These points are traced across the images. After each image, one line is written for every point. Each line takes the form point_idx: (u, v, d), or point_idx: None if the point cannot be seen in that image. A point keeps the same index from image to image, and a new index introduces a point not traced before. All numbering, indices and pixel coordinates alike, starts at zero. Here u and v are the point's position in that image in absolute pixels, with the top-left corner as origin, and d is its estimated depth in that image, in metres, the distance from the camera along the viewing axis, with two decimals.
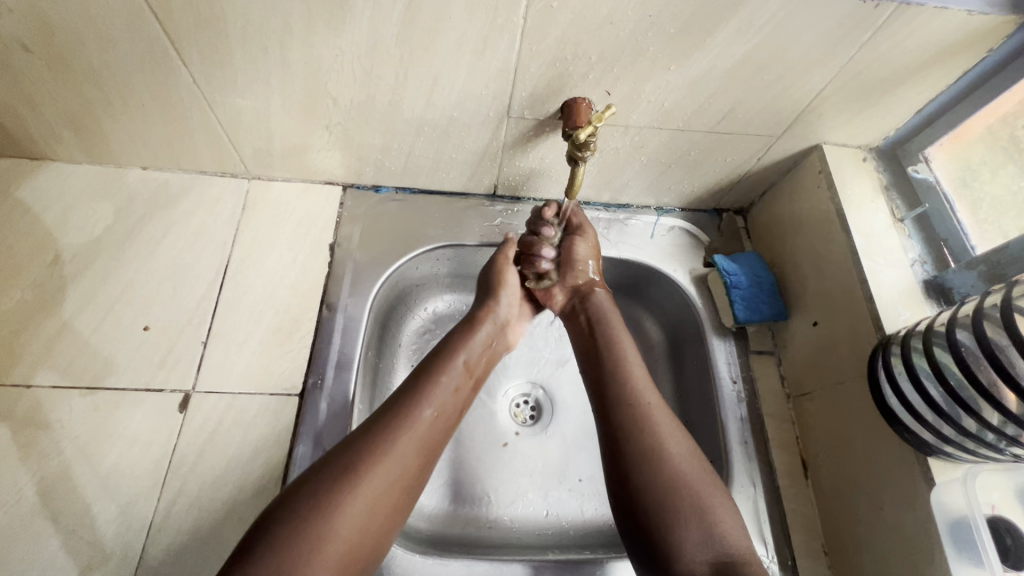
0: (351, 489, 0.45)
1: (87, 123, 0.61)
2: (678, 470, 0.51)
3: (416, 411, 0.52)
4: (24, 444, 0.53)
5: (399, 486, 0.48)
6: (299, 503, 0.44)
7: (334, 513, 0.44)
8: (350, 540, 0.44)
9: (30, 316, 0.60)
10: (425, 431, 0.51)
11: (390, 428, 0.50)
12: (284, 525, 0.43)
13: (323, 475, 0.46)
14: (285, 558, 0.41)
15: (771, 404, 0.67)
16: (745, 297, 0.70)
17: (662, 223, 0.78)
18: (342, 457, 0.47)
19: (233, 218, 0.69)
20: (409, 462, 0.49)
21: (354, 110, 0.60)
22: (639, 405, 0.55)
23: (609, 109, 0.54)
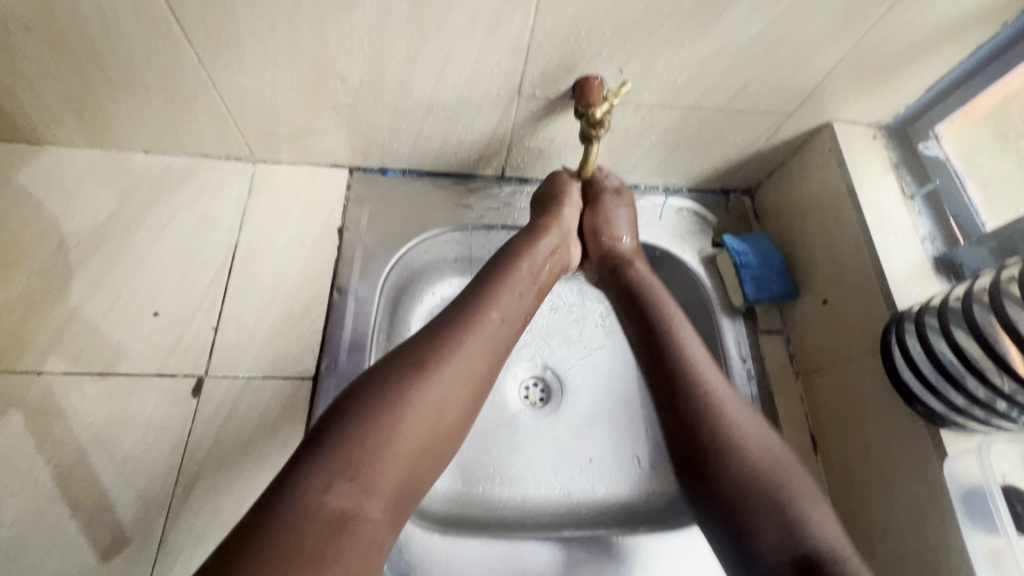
0: (415, 391, 0.42)
1: (89, 105, 0.60)
2: (744, 437, 0.48)
3: (483, 312, 0.49)
4: (38, 430, 0.53)
5: (467, 393, 0.45)
6: (357, 406, 0.41)
7: (397, 413, 0.41)
8: (417, 440, 0.41)
9: (38, 303, 0.59)
10: (489, 339, 0.48)
11: (458, 326, 0.47)
12: (342, 424, 0.40)
13: (384, 374, 0.43)
14: (354, 453, 0.38)
15: (780, 382, 0.68)
16: (755, 275, 0.70)
17: (670, 204, 0.78)
18: (405, 356, 0.44)
19: (240, 202, 0.68)
20: (477, 366, 0.46)
21: (362, 90, 0.59)
22: (699, 372, 0.51)
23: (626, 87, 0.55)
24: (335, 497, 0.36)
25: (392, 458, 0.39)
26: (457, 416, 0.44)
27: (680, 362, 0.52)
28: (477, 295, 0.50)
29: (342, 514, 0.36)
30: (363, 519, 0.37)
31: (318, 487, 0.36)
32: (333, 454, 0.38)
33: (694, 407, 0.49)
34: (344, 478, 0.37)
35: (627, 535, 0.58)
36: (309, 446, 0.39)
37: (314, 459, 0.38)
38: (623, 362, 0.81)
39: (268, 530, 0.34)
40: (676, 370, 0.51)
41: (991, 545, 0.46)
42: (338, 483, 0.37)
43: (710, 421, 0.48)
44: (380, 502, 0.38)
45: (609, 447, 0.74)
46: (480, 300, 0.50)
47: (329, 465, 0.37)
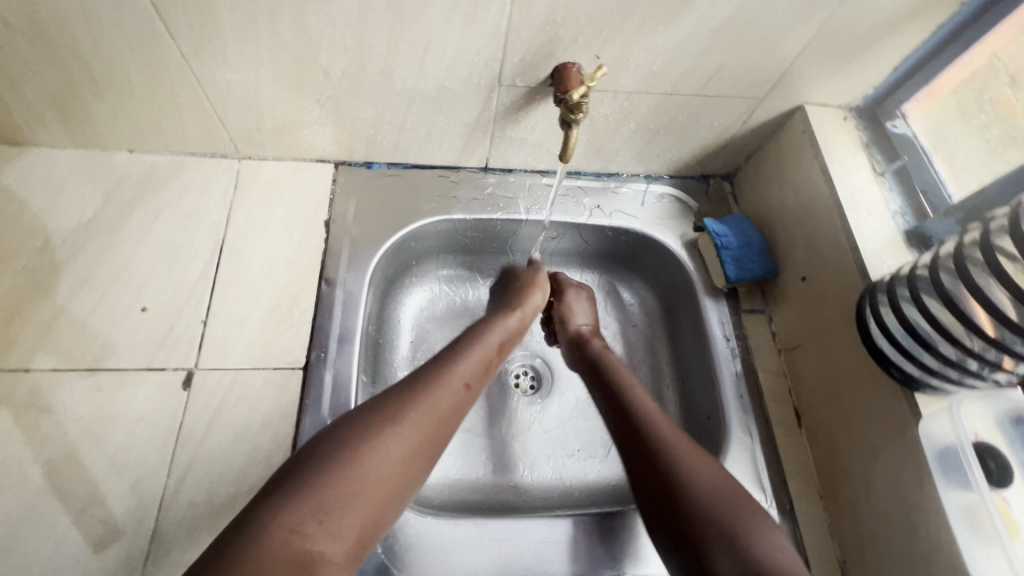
0: (379, 440, 0.42)
1: (72, 104, 0.60)
2: (702, 467, 0.49)
3: (451, 371, 0.50)
4: (27, 426, 0.53)
5: (428, 446, 0.45)
6: (326, 449, 0.41)
7: (361, 460, 0.41)
8: (378, 486, 0.41)
9: (24, 301, 0.59)
10: (456, 394, 0.49)
11: (426, 382, 0.48)
12: (314, 461, 0.41)
13: (355, 420, 0.44)
14: (317, 496, 0.38)
15: (764, 360, 0.70)
16: (735, 257, 0.71)
17: (651, 190, 0.80)
18: (375, 404, 0.45)
19: (226, 197, 0.68)
20: (444, 419, 0.47)
21: (345, 82, 0.60)
22: (653, 417, 0.54)
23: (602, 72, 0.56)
24: (302, 539, 0.36)
25: (355, 507, 0.39)
26: (421, 464, 0.44)
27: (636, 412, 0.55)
28: (446, 357, 0.53)
29: (306, 554, 0.36)
30: (324, 560, 0.37)
31: (285, 527, 0.36)
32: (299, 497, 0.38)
33: (653, 447, 0.51)
34: (313, 520, 0.37)
35: (620, 513, 0.59)
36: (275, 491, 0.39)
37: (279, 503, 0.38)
38: None
39: (226, 567, 0.34)
40: (634, 420, 0.54)
41: (964, 501, 0.47)
42: (302, 524, 0.37)
43: (669, 455, 0.50)
44: (342, 543, 0.38)
45: (600, 432, 0.75)
46: (445, 360, 0.52)
47: (293, 507, 0.38)
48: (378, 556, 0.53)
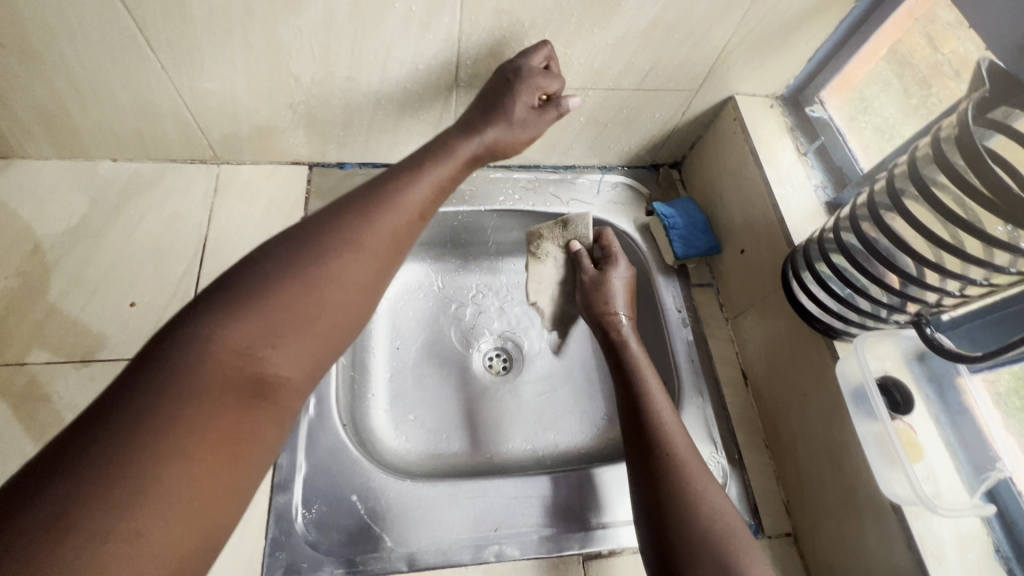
0: (327, 261, 0.42)
1: (58, 117, 0.65)
2: (702, 494, 0.51)
3: (409, 195, 0.50)
4: (26, 413, 0.57)
5: (380, 266, 0.46)
6: (269, 264, 0.41)
7: (310, 280, 0.41)
8: (330, 305, 0.42)
9: (17, 302, 0.63)
10: (402, 220, 0.48)
11: (380, 202, 0.48)
12: (266, 270, 0.40)
13: (302, 238, 0.43)
14: (266, 313, 0.39)
15: (713, 327, 0.76)
16: (682, 236, 0.78)
17: (606, 180, 0.87)
18: (325, 229, 0.44)
19: (207, 199, 0.73)
20: (397, 239, 0.48)
21: (314, 87, 0.65)
22: (661, 425, 0.57)
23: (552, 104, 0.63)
24: (251, 356, 0.37)
25: (308, 334, 0.40)
26: (372, 283, 0.45)
27: (646, 418, 0.58)
28: (400, 176, 0.51)
29: (254, 372, 0.37)
30: (282, 382, 0.39)
31: (231, 346, 0.37)
32: (241, 312, 0.38)
33: (661, 471, 0.53)
34: (262, 337, 0.38)
35: (585, 470, 0.64)
36: (214, 295, 0.39)
37: (217, 320, 0.37)
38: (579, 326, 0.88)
39: (158, 389, 0.34)
40: (647, 442, 0.56)
41: (872, 431, 0.53)
42: (247, 341, 0.37)
43: (675, 466, 0.53)
44: (297, 368, 0.40)
45: (569, 403, 0.81)
46: (395, 185, 0.50)
47: (241, 319, 0.38)
48: (361, 515, 0.58)
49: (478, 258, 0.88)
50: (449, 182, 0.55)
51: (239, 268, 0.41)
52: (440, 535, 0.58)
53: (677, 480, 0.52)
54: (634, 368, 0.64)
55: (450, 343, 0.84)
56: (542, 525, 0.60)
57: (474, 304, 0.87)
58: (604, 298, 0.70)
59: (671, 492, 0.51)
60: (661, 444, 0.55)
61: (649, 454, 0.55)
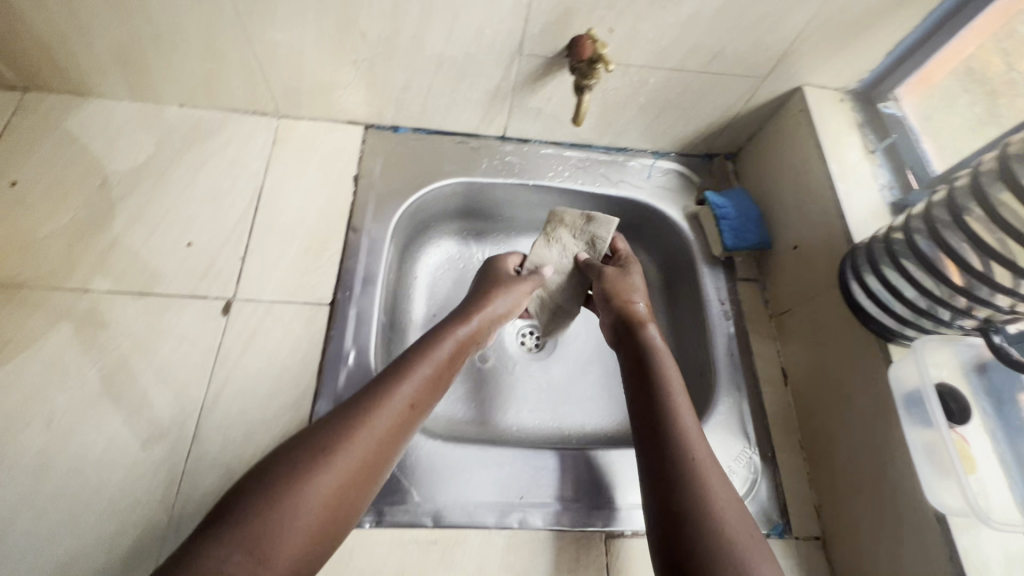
0: (372, 411, 0.49)
1: (134, 57, 0.67)
2: (720, 496, 0.47)
3: (394, 393, 0.51)
4: (86, 336, 0.60)
5: (362, 477, 0.47)
6: (261, 491, 0.42)
7: (291, 508, 0.42)
8: (314, 525, 0.43)
9: (83, 231, 0.66)
10: (427, 382, 0.55)
11: (367, 406, 0.49)
12: (252, 495, 0.42)
13: (288, 461, 0.45)
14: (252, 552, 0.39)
15: (755, 323, 0.74)
16: (733, 227, 0.76)
17: (658, 166, 0.85)
18: (317, 437, 0.47)
19: (265, 150, 0.75)
20: (425, 389, 0.54)
21: (380, 45, 0.65)
22: (682, 424, 0.52)
23: (611, 70, 0.59)
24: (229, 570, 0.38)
25: (286, 546, 0.41)
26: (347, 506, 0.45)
27: (665, 414, 0.53)
28: (426, 347, 0.57)
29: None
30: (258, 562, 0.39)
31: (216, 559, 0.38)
32: (228, 543, 0.39)
33: (677, 466, 0.49)
34: (243, 552, 0.39)
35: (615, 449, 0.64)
36: (219, 521, 0.41)
37: (237, 520, 0.41)
38: None
39: None
40: (661, 438, 0.52)
41: (926, 438, 0.51)
42: (231, 555, 0.39)
43: (693, 467, 0.49)
44: None
45: (599, 386, 0.81)
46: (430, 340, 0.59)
47: (232, 550, 0.39)
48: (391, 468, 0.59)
49: (521, 234, 0.88)
50: (437, 378, 0.56)
51: (250, 482, 0.43)
52: (466, 495, 0.59)
53: (693, 478, 0.48)
54: (655, 358, 0.60)
55: None
56: (567, 498, 0.60)
57: None
58: (621, 288, 0.68)
59: (687, 491, 0.47)
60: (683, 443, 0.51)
61: (665, 450, 0.51)
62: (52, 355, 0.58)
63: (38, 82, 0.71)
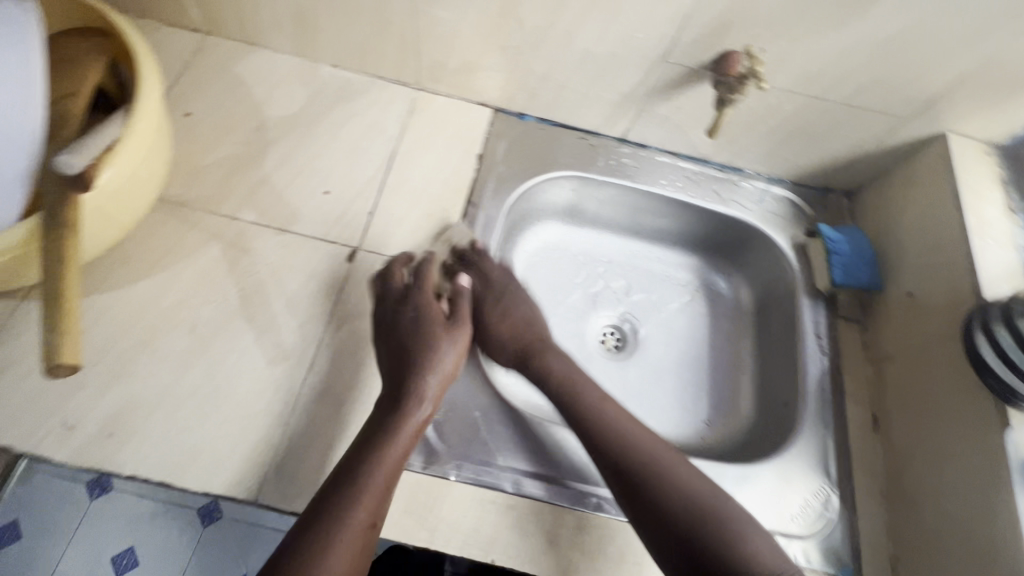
0: (370, 469, 0.51)
1: (309, 16, 0.73)
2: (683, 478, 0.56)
3: (391, 443, 0.53)
4: (232, 258, 0.66)
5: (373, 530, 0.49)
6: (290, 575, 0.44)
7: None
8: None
9: (239, 166, 0.72)
10: (417, 429, 0.56)
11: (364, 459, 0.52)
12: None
13: (303, 542, 0.46)
14: None
15: (852, 364, 0.73)
16: (844, 263, 0.75)
17: (771, 191, 0.84)
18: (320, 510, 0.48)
19: (402, 118, 0.80)
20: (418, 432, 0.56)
21: (532, 34, 0.69)
22: (628, 441, 0.58)
23: (764, 87, 0.62)
24: None
25: None
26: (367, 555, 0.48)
27: (615, 426, 0.60)
28: (401, 392, 0.57)
29: None
30: None
31: None
32: None
33: (638, 467, 0.57)
34: None
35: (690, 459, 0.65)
36: None
37: None
38: (698, 329, 0.88)
39: None
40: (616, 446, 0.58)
41: None
42: None
43: (663, 481, 0.55)
44: None
45: (671, 396, 0.83)
46: (415, 377, 0.58)
47: None
48: (479, 432, 0.62)
49: (617, 236, 0.91)
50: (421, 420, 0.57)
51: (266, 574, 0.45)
52: (544, 468, 0.62)
53: (652, 470, 0.56)
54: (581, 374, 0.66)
55: (571, 308, 0.88)
56: None
57: (603, 279, 0.90)
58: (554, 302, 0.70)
59: (651, 483, 0.55)
60: (645, 465, 0.57)
61: (627, 471, 0.57)
62: (202, 270, 0.65)
63: (220, 28, 0.79)
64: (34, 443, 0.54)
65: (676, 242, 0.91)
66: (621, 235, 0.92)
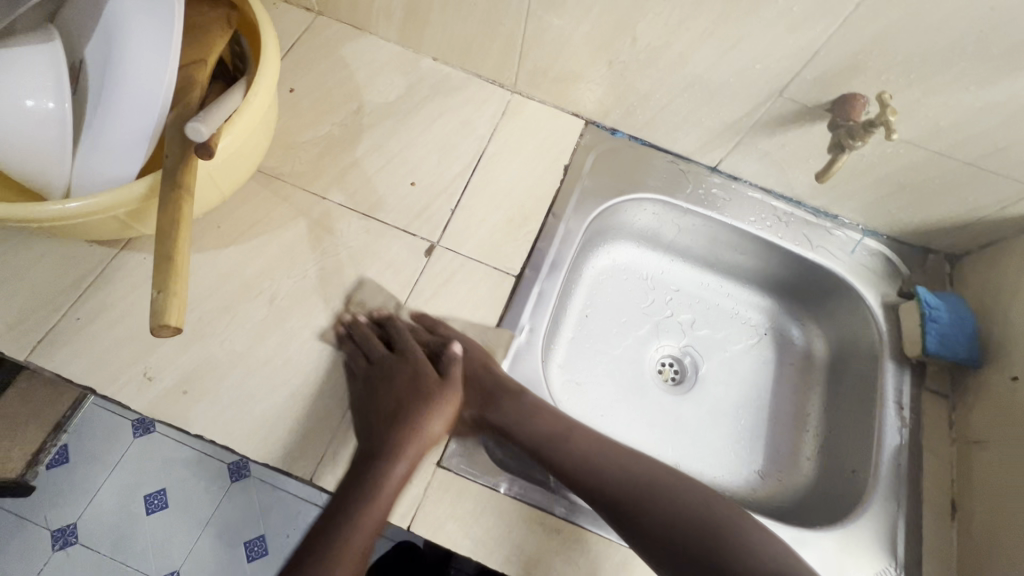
0: (344, 544, 0.52)
1: (421, 8, 0.74)
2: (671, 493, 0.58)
3: (369, 506, 0.53)
4: (316, 236, 0.68)
5: None
6: None
7: None
8: None
9: (334, 146, 0.74)
10: (397, 486, 0.55)
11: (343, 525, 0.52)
12: None
13: None
14: None
15: (934, 441, 0.68)
16: (941, 331, 0.69)
17: (865, 244, 0.80)
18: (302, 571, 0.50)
19: (494, 119, 0.79)
20: (397, 490, 0.55)
21: (643, 53, 0.67)
22: (599, 465, 0.59)
23: (892, 138, 0.55)
24: None
25: None
26: None
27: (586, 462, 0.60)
28: (377, 453, 0.56)
29: None
30: None
31: None
32: None
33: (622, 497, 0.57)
34: None
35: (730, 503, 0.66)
36: None
37: None
38: (763, 374, 0.85)
39: None
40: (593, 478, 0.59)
41: None
42: None
43: (646, 492, 0.58)
44: None
45: (725, 441, 0.80)
46: (375, 468, 0.55)
47: None
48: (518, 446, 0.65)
49: (690, 267, 0.89)
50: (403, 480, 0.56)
51: None
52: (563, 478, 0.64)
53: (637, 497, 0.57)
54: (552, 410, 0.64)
55: (633, 333, 0.86)
56: None
57: (669, 309, 0.88)
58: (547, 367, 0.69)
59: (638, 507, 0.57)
60: (623, 482, 0.58)
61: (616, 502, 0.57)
62: (287, 244, 0.67)
63: (332, 10, 0.81)
64: (117, 388, 0.57)
65: (752, 281, 0.87)
66: (695, 265, 0.89)
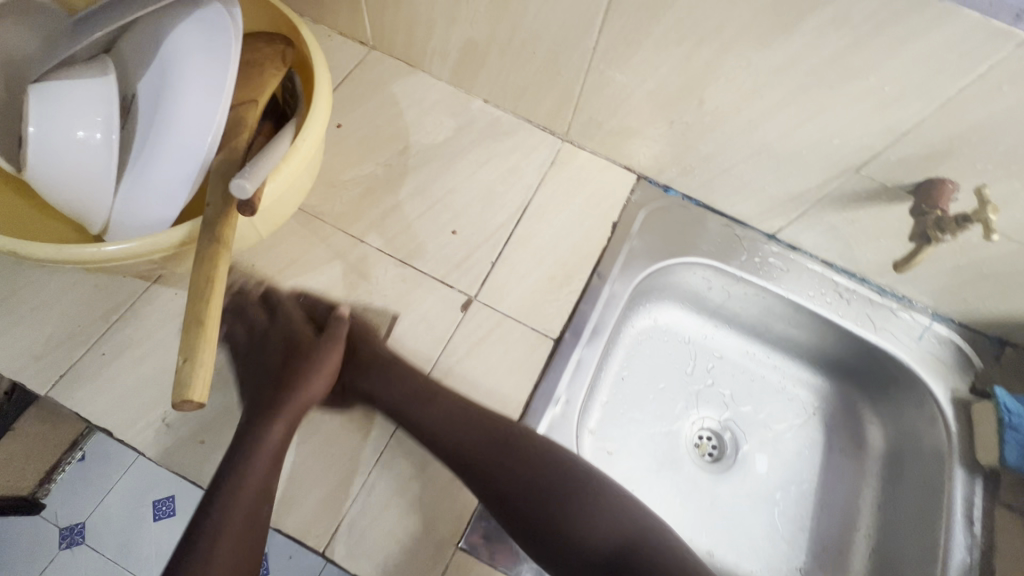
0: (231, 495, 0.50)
1: (478, 51, 0.72)
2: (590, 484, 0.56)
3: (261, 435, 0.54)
4: (351, 282, 0.65)
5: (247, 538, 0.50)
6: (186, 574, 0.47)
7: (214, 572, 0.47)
8: None
9: (376, 188, 0.72)
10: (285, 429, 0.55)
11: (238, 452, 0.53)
12: None
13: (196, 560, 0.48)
14: None
15: (1009, 567, 0.61)
16: (1022, 442, 0.62)
17: (934, 329, 0.73)
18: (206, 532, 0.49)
19: (542, 168, 0.76)
20: (292, 420, 0.56)
21: (709, 116, 0.63)
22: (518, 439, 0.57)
23: (994, 236, 0.50)
24: None
25: None
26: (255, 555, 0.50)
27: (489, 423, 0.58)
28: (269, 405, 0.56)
29: None
30: None
31: None
32: None
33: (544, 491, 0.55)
34: None
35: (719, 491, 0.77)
36: None
37: None
38: (810, 459, 0.78)
39: None
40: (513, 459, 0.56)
41: None
42: None
43: (550, 473, 0.56)
44: None
45: (764, 533, 0.74)
46: (256, 429, 0.54)
47: None
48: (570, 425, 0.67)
49: (737, 335, 0.83)
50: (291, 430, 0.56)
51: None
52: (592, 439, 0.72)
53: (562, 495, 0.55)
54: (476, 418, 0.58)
55: (670, 402, 0.80)
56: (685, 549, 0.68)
57: (711, 378, 0.82)
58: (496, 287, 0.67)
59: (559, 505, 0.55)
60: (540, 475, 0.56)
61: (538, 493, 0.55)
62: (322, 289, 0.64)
63: (386, 45, 0.79)
64: (134, 433, 0.55)
65: (803, 355, 0.81)
66: (743, 334, 0.83)
